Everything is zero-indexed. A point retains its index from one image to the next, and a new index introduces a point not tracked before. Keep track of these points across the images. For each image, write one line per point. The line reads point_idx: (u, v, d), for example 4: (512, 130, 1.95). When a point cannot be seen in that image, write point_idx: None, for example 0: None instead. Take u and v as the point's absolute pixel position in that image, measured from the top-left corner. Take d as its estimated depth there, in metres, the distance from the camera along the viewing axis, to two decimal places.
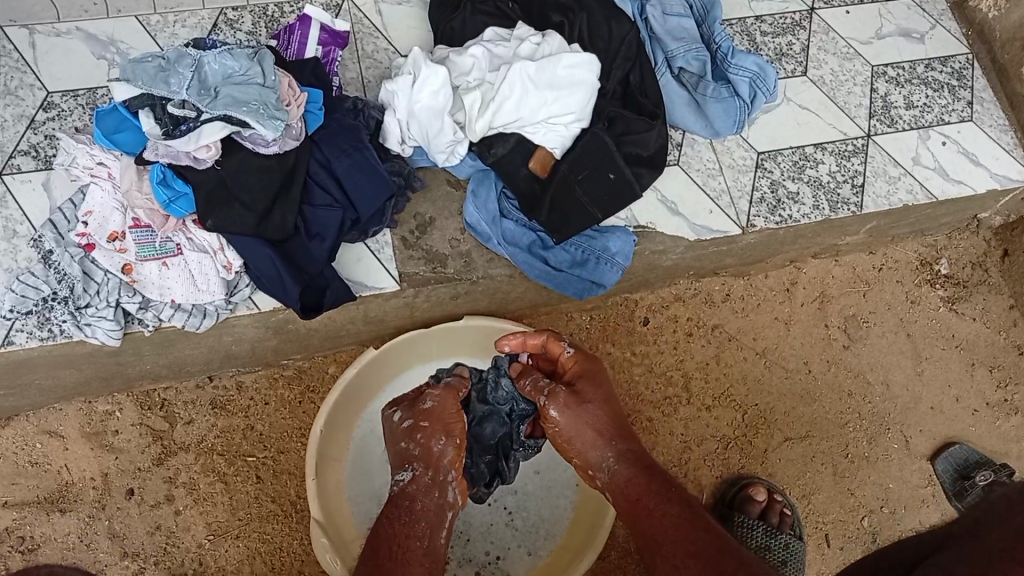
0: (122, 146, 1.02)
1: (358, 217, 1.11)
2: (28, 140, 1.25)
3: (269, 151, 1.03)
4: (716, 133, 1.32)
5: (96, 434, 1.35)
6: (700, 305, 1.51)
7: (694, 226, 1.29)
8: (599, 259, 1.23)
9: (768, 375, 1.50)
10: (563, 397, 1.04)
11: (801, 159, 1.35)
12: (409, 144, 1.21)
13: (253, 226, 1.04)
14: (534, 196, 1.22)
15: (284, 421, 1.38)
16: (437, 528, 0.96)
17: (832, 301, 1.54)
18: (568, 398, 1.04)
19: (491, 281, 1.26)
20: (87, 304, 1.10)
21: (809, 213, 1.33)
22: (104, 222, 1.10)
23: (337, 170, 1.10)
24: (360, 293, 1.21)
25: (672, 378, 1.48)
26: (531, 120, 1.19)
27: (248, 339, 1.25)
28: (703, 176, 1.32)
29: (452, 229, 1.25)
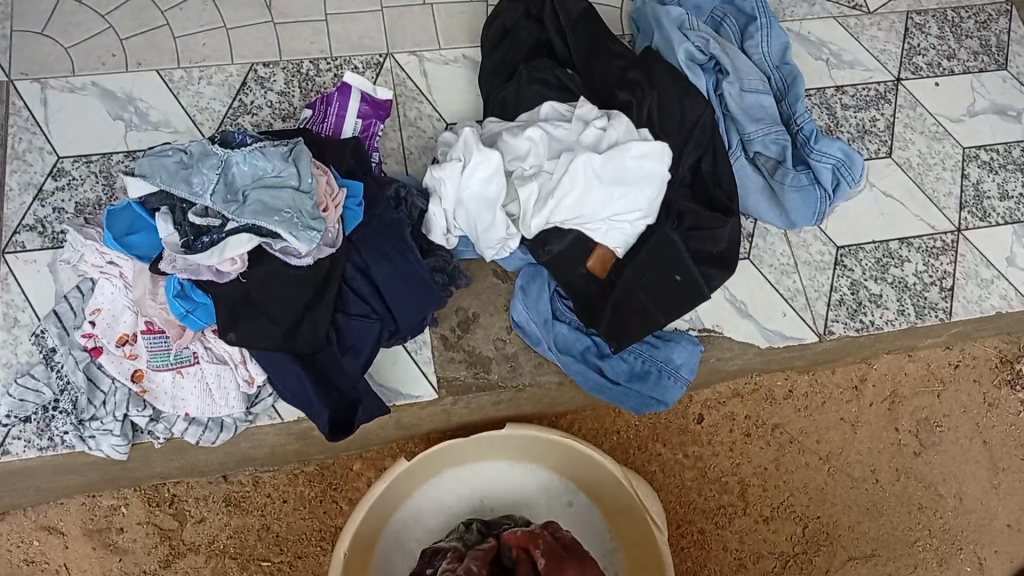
0: (135, 249, 0.90)
1: (397, 329, 0.99)
2: (35, 214, 1.11)
3: (303, 263, 0.91)
4: (793, 224, 1.18)
5: (99, 531, 1.23)
6: (759, 402, 1.38)
7: (766, 332, 1.17)
8: (662, 372, 1.10)
9: (832, 484, 1.37)
10: None
11: (885, 257, 1.22)
12: (454, 235, 1.09)
13: (280, 341, 0.92)
14: (593, 297, 1.09)
15: (303, 522, 1.27)
16: None
17: (904, 401, 1.41)
18: None
19: (538, 388, 1.14)
20: (91, 417, 0.99)
21: (893, 319, 1.19)
22: (113, 324, 0.98)
23: (376, 277, 0.97)
24: (393, 402, 1.09)
25: (727, 485, 1.35)
26: (594, 218, 1.04)
27: (268, 443, 1.13)
28: (776, 273, 1.19)
29: (497, 329, 1.13)
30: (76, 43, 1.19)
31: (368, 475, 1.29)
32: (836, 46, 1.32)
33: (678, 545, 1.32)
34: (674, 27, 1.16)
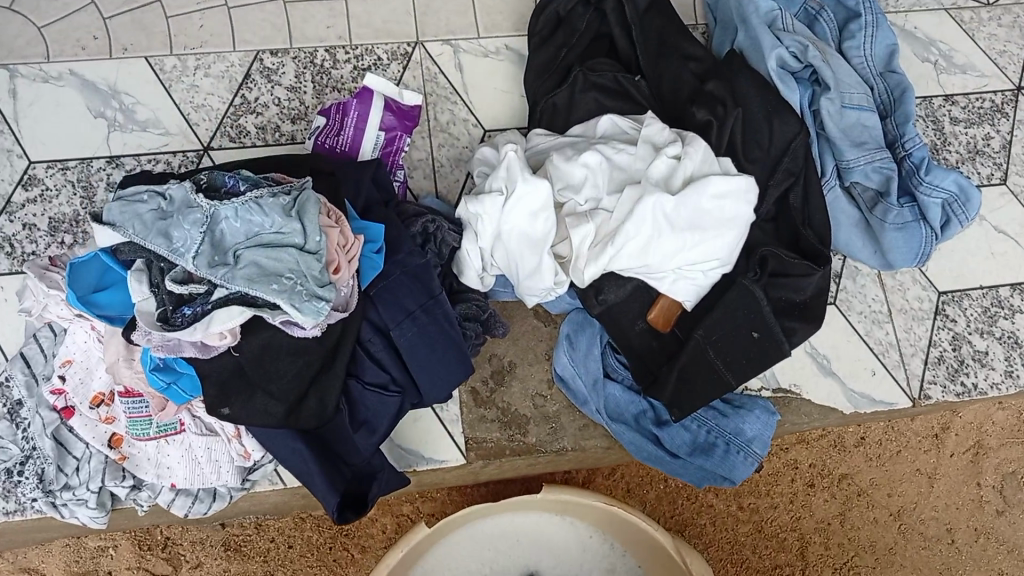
0: (107, 308, 0.74)
1: (421, 400, 0.84)
2: (2, 230, 0.97)
3: (307, 335, 0.73)
4: (889, 265, 1.01)
5: (84, 574, 1.11)
6: (826, 449, 1.23)
7: (851, 394, 1.00)
8: (729, 445, 0.93)
9: (903, 543, 1.22)
10: None
11: (994, 306, 1.04)
12: (490, 273, 0.93)
13: (281, 418, 0.76)
14: (652, 354, 0.93)
15: (311, 571, 1.13)
16: None
17: (989, 453, 1.25)
18: None
19: (582, 452, 0.98)
20: (60, 485, 0.84)
21: (1000, 382, 1.02)
22: (86, 380, 0.83)
23: (397, 340, 0.81)
24: (413, 466, 0.94)
25: (785, 542, 1.20)
26: (659, 268, 0.87)
27: (270, 502, 0.98)
28: (866, 322, 1.02)
29: (537, 381, 0.97)
30: (50, 21, 1.02)
31: (383, 521, 1.14)
32: (946, 46, 1.12)
33: None
34: (765, 29, 0.98)
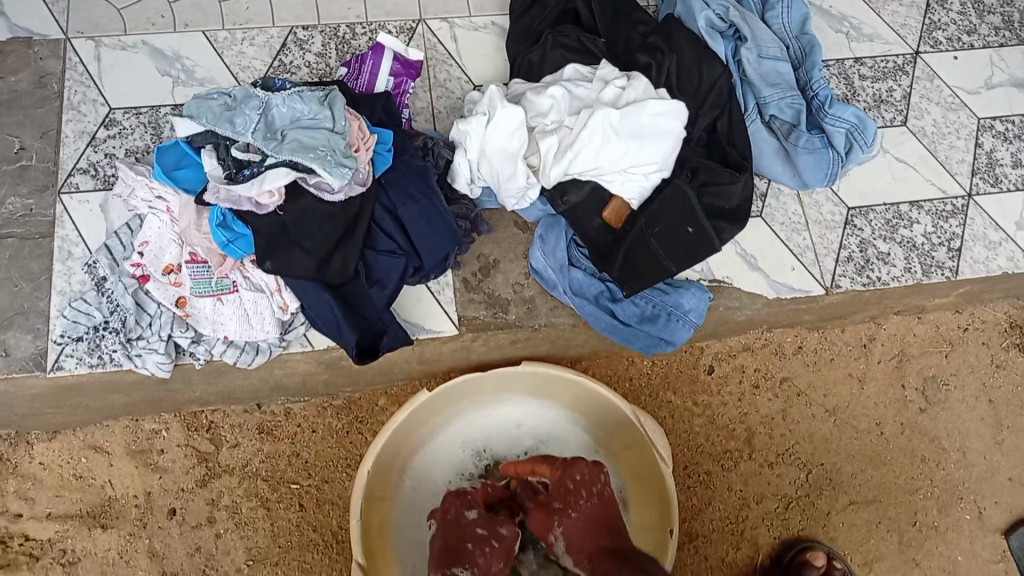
0: (183, 183, 0.97)
1: (422, 265, 1.05)
2: (88, 158, 1.18)
3: (335, 199, 0.98)
4: (805, 185, 1.22)
5: (141, 452, 1.33)
6: (769, 356, 1.43)
7: (774, 283, 1.21)
8: (671, 316, 1.16)
9: (836, 434, 1.43)
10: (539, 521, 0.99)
11: (895, 218, 1.25)
12: (477, 185, 1.13)
13: (313, 271, 0.99)
14: (608, 247, 1.14)
15: (331, 450, 1.35)
16: None
17: (911, 360, 1.45)
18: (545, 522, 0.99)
19: (552, 329, 1.20)
20: (138, 336, 1.07)
21: (899, 276, 1.23)
22: (159, 254, 1.06)
23: (403, 216, 1.04)
24: (416, 333, 1.16)
25: (735, 430, 1.41)
26: (611, 169, 1.10)
27: (298, 374, 1.21)
28: (787, 230, 1.23)
29: (517, 273, 1.19)
30: (128, 4, 1.26)
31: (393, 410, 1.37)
32: (857, 20, 1.35)
33: (685, 486, 1.38)
34: None
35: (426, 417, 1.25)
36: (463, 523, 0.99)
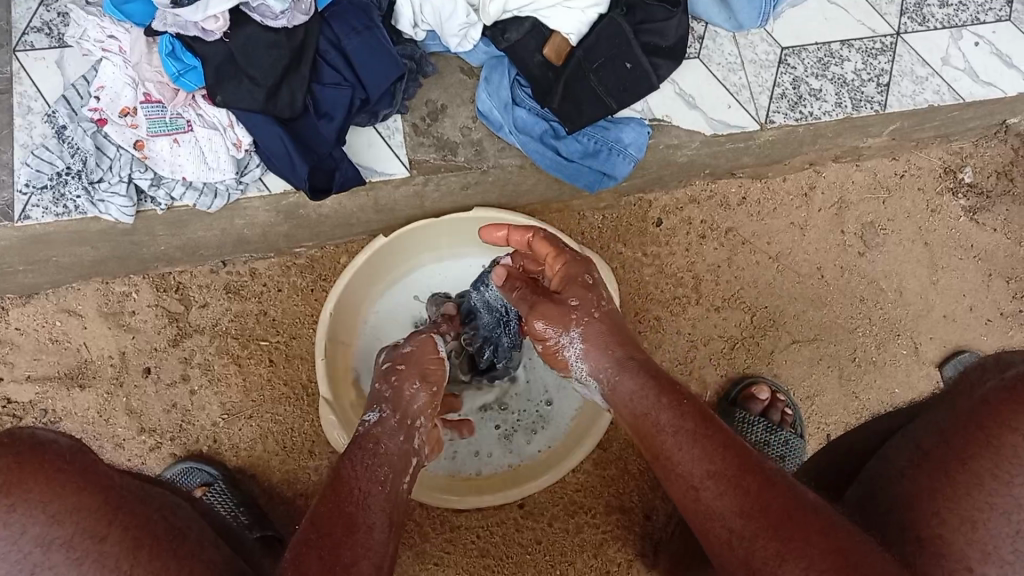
0: (133, 17, 1.04)
1: (368, 97, 1.11)
2: (40, 17, 1.16)
3: (279, 25, 1.04)
4: (740, 26, 1.26)
5: (113, 313, 1.36)
6: (714, 207, 1.48)
7: (712, 122, 1.27)
8: (611, 150, 1.23)
9: (780, 279, 1.49)
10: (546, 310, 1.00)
11: (827, 57, 1.31)
12: (421, 28, 1.18)
13: (262, 102, 1.05)
14: (548, 83, 1.19)
15: (297, 307, 1.40)
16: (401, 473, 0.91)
17: (851, 207, 1.51)
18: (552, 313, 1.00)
19: (501, 171, 1.24)
20: (99, 180, 1.11)
21: (830, 110, 1.30)
22: (115, 98, 1.10)
23: (347, 48, 1.10)
24: (369, 178, 1.19)
25: (683, 279, 1.47)
26: (545, 4, 1.16)
27: (258, 223, 1.27)
28: (724, 70, 1.29)
29: (464, 117, 1.22)
30: None
31: None
32: None
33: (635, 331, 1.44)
34: None
35: (389, 260, 1.32)
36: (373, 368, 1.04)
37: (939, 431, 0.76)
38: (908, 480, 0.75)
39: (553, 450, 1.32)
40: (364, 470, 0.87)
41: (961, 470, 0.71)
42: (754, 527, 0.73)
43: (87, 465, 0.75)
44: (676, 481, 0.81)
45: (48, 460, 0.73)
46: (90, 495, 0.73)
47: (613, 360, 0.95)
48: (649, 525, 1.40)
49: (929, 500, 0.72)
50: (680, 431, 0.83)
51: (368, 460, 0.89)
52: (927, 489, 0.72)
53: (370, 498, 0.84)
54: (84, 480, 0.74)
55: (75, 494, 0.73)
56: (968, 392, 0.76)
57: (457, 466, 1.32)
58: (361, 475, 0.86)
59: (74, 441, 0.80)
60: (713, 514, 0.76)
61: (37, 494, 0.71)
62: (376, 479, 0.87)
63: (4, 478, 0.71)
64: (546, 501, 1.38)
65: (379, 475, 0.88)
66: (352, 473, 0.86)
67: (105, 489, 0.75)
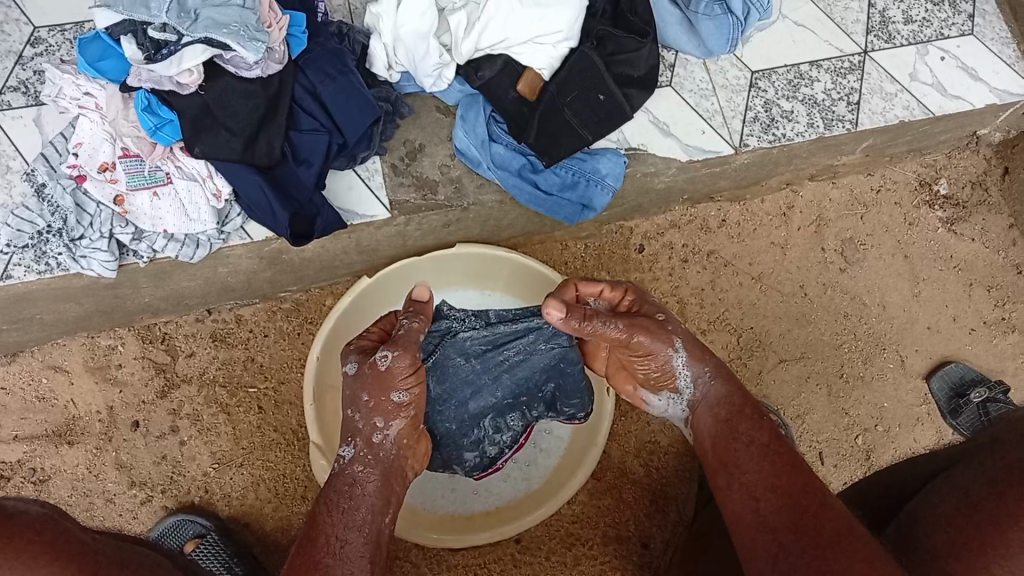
0: (106, 73, 1.05)
1: (345, 141, 1.13)
2: (16, 76, 1.17)
3: (253, 76, 1.05)
4: (710, 52, 1.29)
5: (100, 368, 1.36)
6: (695, 231, 1.49)
7: (687, 147, 1.28)
8: (589, 181, 1.24)
9: (764, 299, 1.50)
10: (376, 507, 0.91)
11: (796, 78, 1.34)
12: (396, 70, 1.19)
13: (240, 152, 1.06)
14: (524, 118, 1.20)
15: (284, 352, 1.39)
16: (382, 510, 0.92)
17: (829, 224, 1.53)
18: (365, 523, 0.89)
19: (482, 207, 1.25)
20: (81, 236, 1.10)
21: (803, 131, 1.31)
22: (94, 153, 1.10)
23: (323, 94, 1.12)
24: (349, 220, 1.19)
25: (669, 303, 1.47)
26: (518, 41, 1.17)
27: (242, 269, 1.27)
28: (696, 97, 1.30)
29: (442, 155, 1.22)
30: None
31: None
32: None
33: None
34: None
35: (375, 298, 1.32)
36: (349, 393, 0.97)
37: (986, 480, 0.76)
38: (954, 528, 0.75)
39: (558, 472, 1.32)
40: (339, 517, 0.88)
41: (1013, 525, 0.71)
42: (801, 542, 0.74)
43: (57, 535, 0.76)
44: (738, 491, 0.84)
45: (18, 533, 0.73)
46: (63, 567, 0.74)
47: (708, 377, 0.97)
48: (647, 554, 1.40)
49: (977, 553, 0.73)
50: (754, 444, 0.87)
51: (346, 504, 0.90)
52: (976, 539, 0.73)
53: (349, 547, 0.86)
54: (56, 551, 0.74)
55: (47, 566, 0.73)
56: (1019, 442, 0.77)
57: (455, 503, 1.32)
58: (339, 522, 0.87)
59: (46, 507, 0.80)
60: (765, 526, 0.78)
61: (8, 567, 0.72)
62: (357, 526, 0.88)
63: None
64: (543, 534, 1.37)
65: (355, 519, 0.88)
66: (327, 519, 0.88)
67: (79, 559, 0.75)
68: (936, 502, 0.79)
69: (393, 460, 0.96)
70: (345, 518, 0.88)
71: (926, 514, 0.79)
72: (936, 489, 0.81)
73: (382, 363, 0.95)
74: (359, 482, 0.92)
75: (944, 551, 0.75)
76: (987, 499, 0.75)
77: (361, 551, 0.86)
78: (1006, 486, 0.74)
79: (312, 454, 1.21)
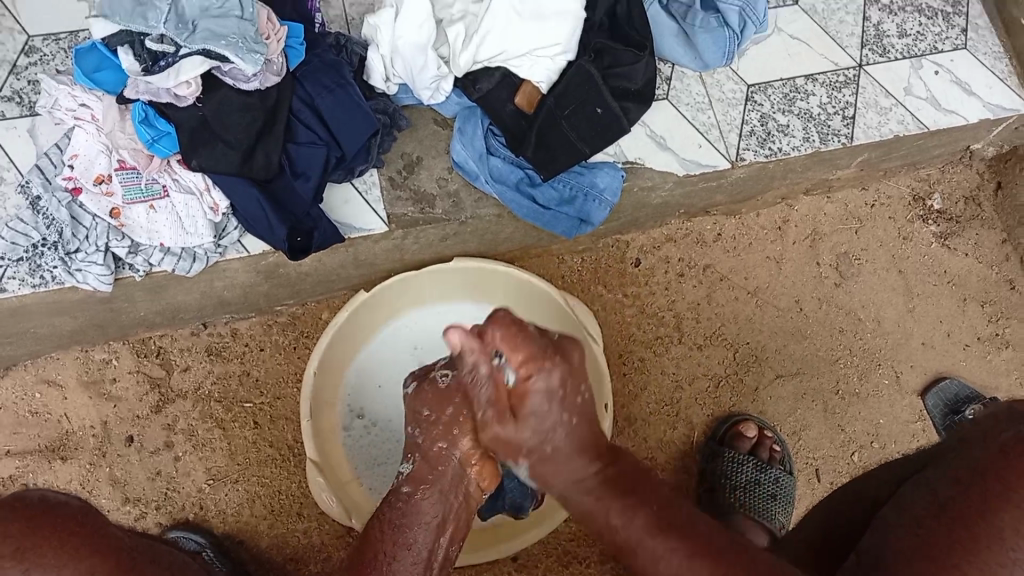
0: (104, 85, 1.04)
1: (343, 155, 1.13)
2: (10, 86, 1.16)
3: (252, 88, 1.05)
4: (706, 65, 1.30)
5: (94, 382, 1.35)
6: (691, 245, 1.49)
7: (683, 161, 1.28)
8: (587, 196, 1.24)
9: (760, 313, 1.50)
10: (434, 526, 0.95)
11: (792, 92, 1.34)
12: (393, 81, 1.19)
13: (238, 165, 1.06)
14: (521, 131, 1.20)
15: (279, 366, 1.38)
16: (438, 531, 0.95)
17: (824, 239, 1.53)
18: (420, 537, 0.93)
19: (479, 221, 1.25)
20: (76, 249, 1.10)
21: (798, 146, 1.32)
22: (89, 166, 1.09)
23: (320, 107, 1.12)
24: (346, 234, 1.19)
25: (665, 317, 1.47)
26: (516, 53, 1.18)
27: (238, 284, 1.27)
28: (692, 110, 1.31)
29: (440, 169, 1.22)
30: None
31: None
32: None
33: (621, 372, 1.45)
34: None
35: (372, 312, 1.31)
36: (414, 412, 1.00)
37: (955, 479, 0.76)
38: (925, 529, 0.74)
39: None
40: (388, 532, 0.92)
41: (980, 521, 0.71)
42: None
43: (95, 530, 0.78)
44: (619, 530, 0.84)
45: (61, 526, 0.75)
46: (100, 561, 0.76)
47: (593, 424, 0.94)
48: None
49: (950, 551, 0.71)
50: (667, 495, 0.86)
51: (399, 521, 0.93)
52: (944, 535, 0.72)
53: (396, 564, 0.90)
54: (93, 545, 0.76)
55: (87, 559, 0.75)
56: (987, 440, 0.77)
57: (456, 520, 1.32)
58: (388, 539, 0.92)
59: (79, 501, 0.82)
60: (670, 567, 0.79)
61: (51, 559, 0.73)
62: (409, 550, 0.92)
63: (13, 545, 0.72)
64: (540, 551, 1.36)
65: (407, 538, 0.92)
66: (378, 535, 0.92)
67: (114, 555, 0.78)
68: (911, 502, 0.79)
69: (455, 487, 0.97)
70: (395, 533, 0.92)
71: (899, 515, 0.79)
72: (907, 493, 0.81)
73: (439, 382, 0.98)
74: (421, 496, 0.96)
75: (909, 547, 0.74)
76: (954, 497, 0.75)
77: (406, 568, 0.91)
78: (975, 481, 0.74)
79: (308, 470, 1.19)
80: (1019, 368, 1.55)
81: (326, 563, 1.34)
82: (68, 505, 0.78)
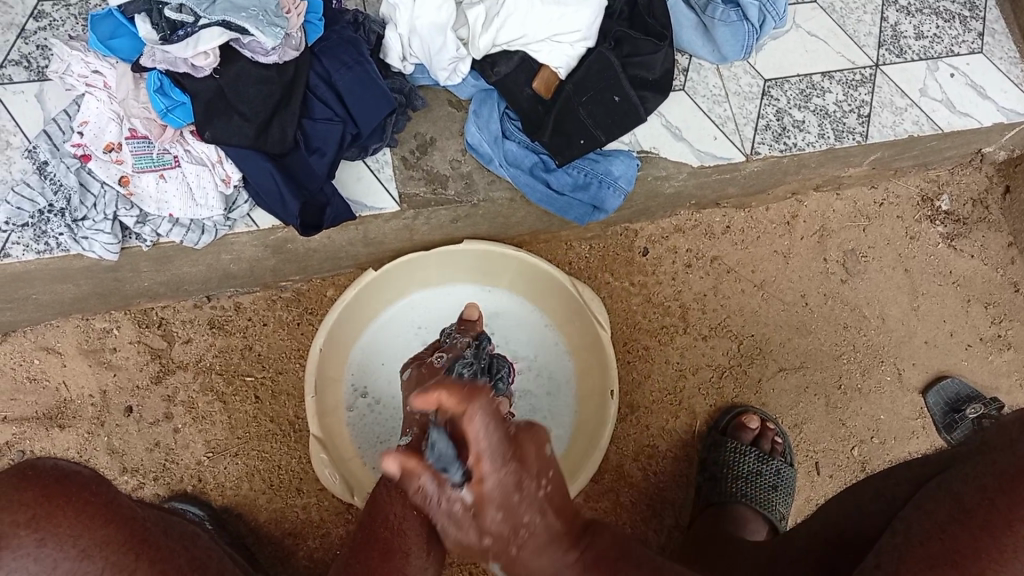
0: (118, 52, 1.03)
1: (359, 132, 1.12)
2: (19, 50, 1.14)
3: (270, 60, 1.04)
4: (723, 58, 1.29)
5: (94, 351, 1.33)
6: (699, 237, 1.49)
7: (698, 153, 1.27)
8: (602, 182, 1.23)
9: (765, 307, 1.50)
10: None
11: (808, 88, 1.34)
12: (410, 61, 1.18)
13: (252, 138, 1.04)
14: (538, 116, 1.19)
15: (282, 342, 1.37)
16: None
17: (832, 235, 1.53)
18: None
19: (491, 204, 1.23)
20: (84, 217, 1.08)
21: (814, 142, 1.31)
22: (99, 133, 1.07)
23: (338, 83, 1.10)
24: (358, 212, 1.17)
25: (670, 308, 1.47)
26: (535, 38, 1.17)
27: (246, 258, 1.26)
28: (708, 102, 1.30)
29: (453, 150, 1.21)
30: None
31: None
32: None
33: (624, 360, 1.44)
34: None
35: (380, 292, 1.31)
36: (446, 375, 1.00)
37: (980, 486, 0.76)
38: (948, 536, 0.75)
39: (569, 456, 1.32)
40: (402, 497, 0.91)
41: (1008, 532, 0.71)
42: None
43: (108, 499, 0.76)
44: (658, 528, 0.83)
45: (77, 491, 0.73)
46: (115, 532, 0.74)
47: None
48: None
49: (973, 558, 0.71)
50: None
51: (411, 491, 0.92)
52: (971, 545, 0.72)
53: (411, 531, 0.88)
54: (107, 514, 0.74)
55: (102, 528, 0.73)
56: (1011, 448, 0.77)
57: None
58: (403, 505, 0.90)
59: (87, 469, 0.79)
60: None
61: (66, 528, 0.71)
62: (423, 517, 0.90)
63: (28, 513, 0.69)
64: None
65: (421, 504, 0.91)
66: (392, 500, 0.91)
67: (127, 525, 0.76)
68: (931, 510, 0.79)
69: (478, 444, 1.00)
70: (408, 502, 0.91)
71: (920, 520, 0.79)
72: (926, 500, 0.81)
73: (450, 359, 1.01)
74: None
75: (936, 556, 0.74)
76: (981, 505, 0.74)
77: (419, 536, 0.88)
78: (999, 491, 0.74)
79: (312, 448, 1.18)
80: (1019, 370, 1.56)
81: (324, 539, 1.34)
82: (78, 470, 0.75)
